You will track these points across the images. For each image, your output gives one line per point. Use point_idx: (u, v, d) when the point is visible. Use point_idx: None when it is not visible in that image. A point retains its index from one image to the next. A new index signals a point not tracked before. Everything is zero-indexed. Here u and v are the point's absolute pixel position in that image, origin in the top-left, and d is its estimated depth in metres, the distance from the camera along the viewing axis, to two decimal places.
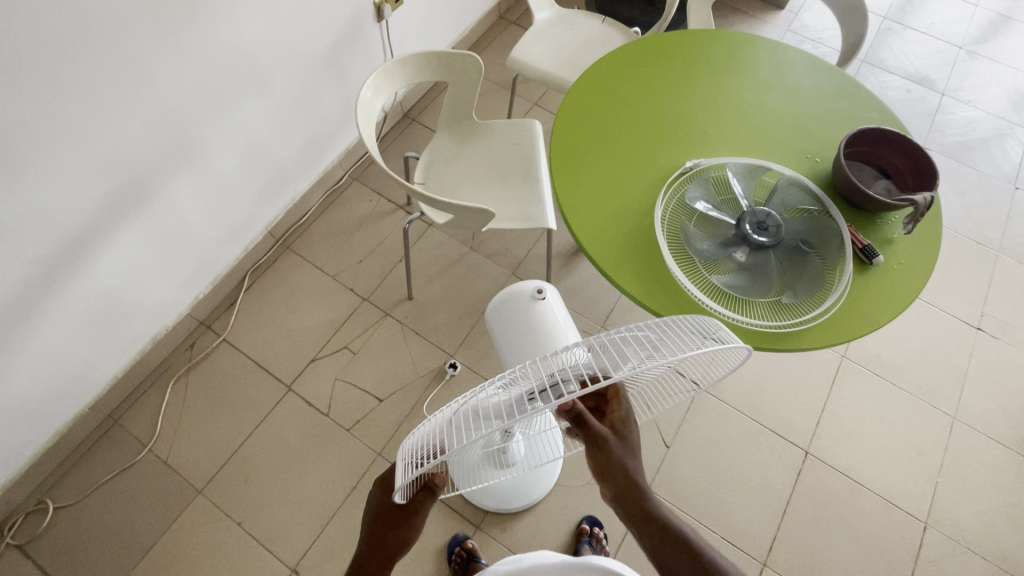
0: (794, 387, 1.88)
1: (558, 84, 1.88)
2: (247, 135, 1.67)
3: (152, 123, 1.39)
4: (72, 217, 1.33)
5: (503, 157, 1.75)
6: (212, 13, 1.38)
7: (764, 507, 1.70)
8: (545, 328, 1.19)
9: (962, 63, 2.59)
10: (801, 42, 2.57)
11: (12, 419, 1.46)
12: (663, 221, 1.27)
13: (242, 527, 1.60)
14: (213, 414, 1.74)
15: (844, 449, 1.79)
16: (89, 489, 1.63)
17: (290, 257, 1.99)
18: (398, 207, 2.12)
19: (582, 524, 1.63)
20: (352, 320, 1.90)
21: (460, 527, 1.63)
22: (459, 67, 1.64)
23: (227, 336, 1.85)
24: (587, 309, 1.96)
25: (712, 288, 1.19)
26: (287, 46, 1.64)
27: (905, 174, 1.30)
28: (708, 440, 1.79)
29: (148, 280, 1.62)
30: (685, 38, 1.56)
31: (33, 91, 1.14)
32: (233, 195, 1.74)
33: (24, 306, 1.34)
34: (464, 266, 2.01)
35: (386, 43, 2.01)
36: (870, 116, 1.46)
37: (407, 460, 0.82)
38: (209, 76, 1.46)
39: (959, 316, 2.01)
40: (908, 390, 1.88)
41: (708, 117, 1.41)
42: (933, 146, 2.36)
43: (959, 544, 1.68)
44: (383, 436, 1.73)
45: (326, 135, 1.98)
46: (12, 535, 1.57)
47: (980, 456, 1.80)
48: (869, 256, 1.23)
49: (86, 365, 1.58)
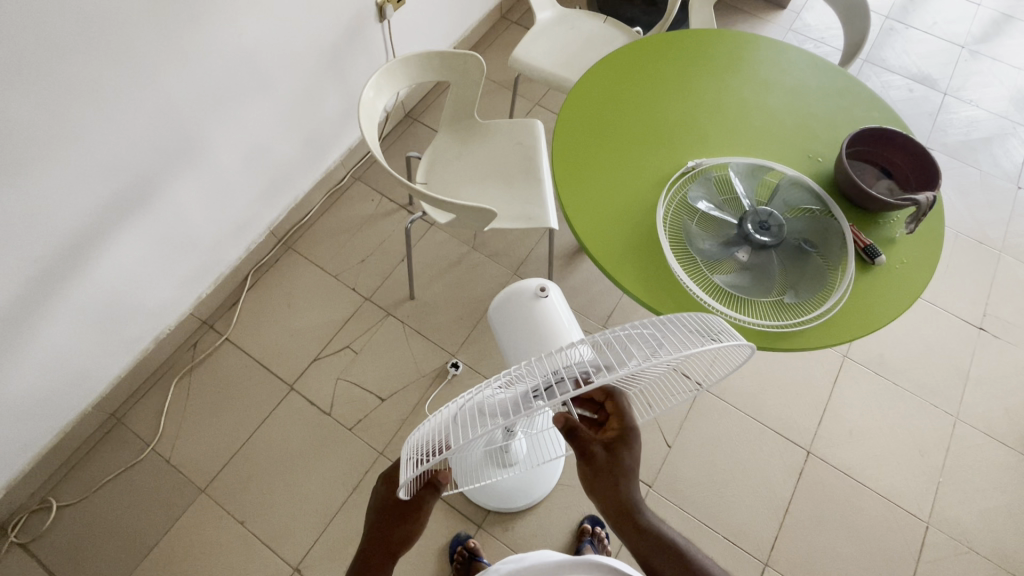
0: (795, 387, 1.88)
1: (560, 84, 1.88)
2: (249, 135, 1.67)
3: (154, 122, 1.39)
4: (74, 216, 1.33)
5: (505, 156, 1.75)
6: (213, 13, 1.38)
7: (766, 506, 1.70)
8: (548, 326, 1.19)
9: (964, 62, 2.59)
10: (803, 41, 2.57)
11: (14, 419, 1.47)
12: (664, 220, 1.27)
13: (244, 526, 1.60)
14: (215, 414, 1.74)
15: (845, 449, 1.79)
16: (92, 488, 1.64)
17: (292, 257, 2.00)
18: (400, 206, 2.12)
19: (583, 524, 1.63)
20: (354, 319, 1.91)
21: (462, 526, 1.63)
22: (461, 67, 1.64)
23: (229, 336, 1.86)
24: (589, 309, 1.97)
25: (714, 288, 1.20)
26: (288, 47, 1.64)
27: (907, 174, 1.30)
28: (710, 440, 1.79)
29: (150, 280, 1.62)
30: (687, 38, 1.56)
31: (34, 90, 1.14)
32: (234, 195, 1.74)
33: (25, 305, 1.34)
34: (466, 265, 2.02)
35: (388, 43, 2.01)
36: (872, 115, 1.46)
37: (411, 456, 0.82)
38: (211, 76, 1.47)
39: (961, 315, 2.01)
40: (910, 390, 1.88)
41: (710, 117, 1.41)
42: (935, 146, 2.36)
43: (961, 544, 1.68)
44: (384, 436, 1.73)
45: (328, 135, 1.98)
46: (16, 534, 1.57)
47: (982, 456, 1.79)
48: (871, 256, 1.23)
49: (89, 365, 1.58)
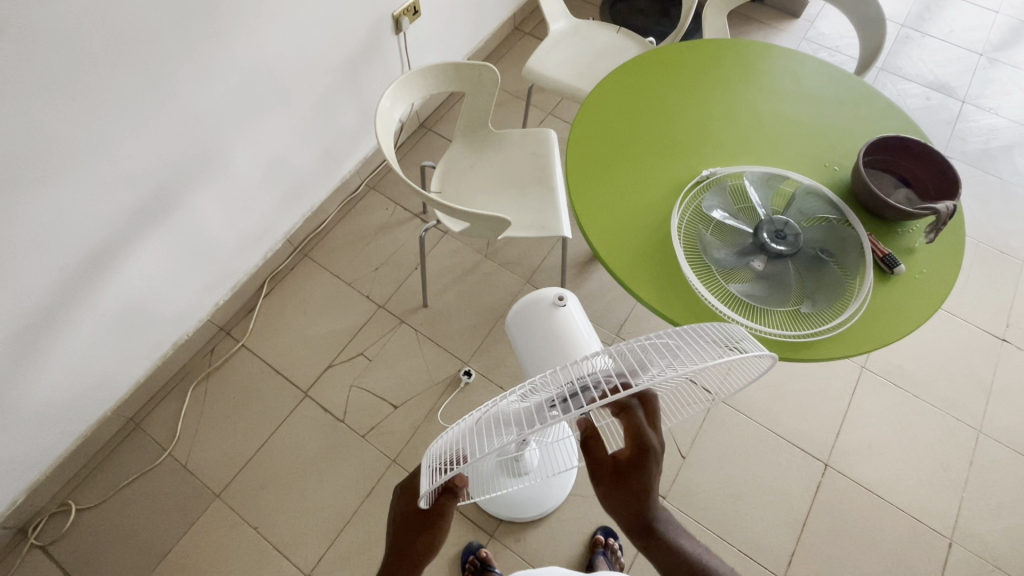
0: (812, 399, 1.85)
1: (574, 93, 1.88)
2: (268, 144, 1.70)
3: (177, 133, 1.42)
4: (99, 223, 1.36)
5: (518, 166, 1.76)
6: (236, 28, 1.42)
7: (782, 520, 1.68)
8: (567, 335, 1.18)
9: (982, 70, 2.56)
10: (817, 50, 2.56)
11: (36, 423, 1.49)
12: (679, 230, 1.26)
13: (258, 532, 1.61)
14: (232, 418, 1.76)
15: (864, 463, 1.76)
16: (111, 492, 1.66)
17: (308, 265, 2.02)
18: (413, 215, 2.14)
19: (596, 535, 1.61)
20: (367, 327, 1.92)
21: (474, 535, 1.62)
22: (476, 78, 1.66)
23: (245, 343, 1.88)
24: (602, 318, 1.96)
25: (730, 298, 1.19)
26: (308, 58, 1.67)
27: (925, 182, 1.28)
28: (725, 452, 1.77)
29: (170, 287, 1.64)
30: (701, 48, 1.56)
31: (63, 100, 1.17)
32: (253, 204, 1.77)
33: (50, 312, 1.36)
34: (478, 274, 2.02)
35: (404, 54, 2.04)
36: (887, 122, 1.45)
37: (431, 465, 0.82)
38: (231, 87, 1.49)
39: (984, 327, 1.97)
40: (930, 402, 1.85)
41: (724, 126, 1.41)
42: (954, 154, 2.33)
43: (985, 561, 1.63)
44: (397, 443, 1.73)
45: (345, 144, 2.01)
46: (36, 536, 1.59)
47: (1006, 471, 1.75)
48: (890, 265, 1.21)
49: (109, 370, 1.61)
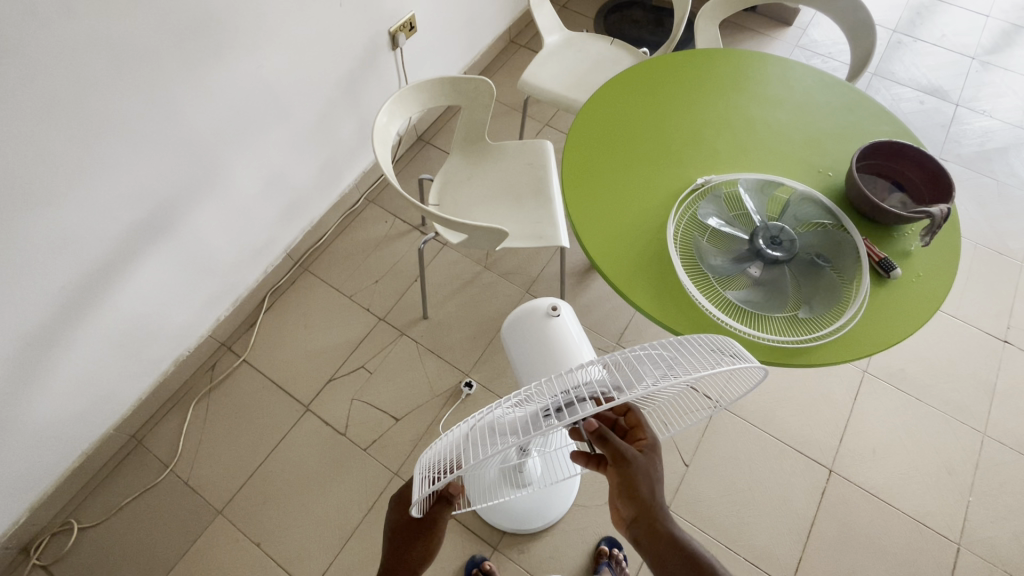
0: (815, 404, 1.85)
1: (570, 104, 1.90)
2: (268, 161, 1.73)
3: (178, 151, 1.44)
4: (100, 241, 1.38)
5: (515, 177, 1.77)
6: (237, 49, 1.46)
7: (787, 527, 1.67)
8: (561, 344, 1.19)
9: (975, 73, 2.58)
10: (810, 56, 2.58)
11: (38, 442, 1.49)
12: (675, 238, 1.27)
13: (260, 548, 1.61)
14: (234, 433, 1.77)
15: (868, 467, 1.75)
16: (113, 509, 1.66)
17: (309, 278, 2.03)
18: (412, 228, 2.15)
19: (600, 546, 1.60)
20: (367, 340, 1.92)
21: (477, 548, 1.62)
22: (471, 91, 1.68)
23: (247, 357, 1.89)
24: (602, 327, 1.96)
25: (726, 304, 1.19)
26: (307, 77, 1.70)
27: (919, 185, 1.29)
28: (728, 459, 1.76)
29: (172, 303, 1.66)
30: (695, 59, 1.58)
31: (65, 123, 1.19)
32: (254, 220, 1.79)
33: (50, 331, 1.38)
34: (478, 285, 2.03)
35: (400, 69, 2.06)
36: (880, 128, 1.46)
37: (423, 474, 0.82)
38: (231, 105, 1.52)
39: (986, 329, 1.97)
40: (934, 406, 1.84)
41: (719, 135, 1.42)
42: (950, 157, 2.33)
43: (995, 566, 1.62)
44: (399, 455, 1.74)
45: (343, 159, 2.03)
46: (38, 555, 1.59)
47: (1012, 474, 1.74)
48: (886, 269, 1.21)
49: (111, 387, 1.62)
